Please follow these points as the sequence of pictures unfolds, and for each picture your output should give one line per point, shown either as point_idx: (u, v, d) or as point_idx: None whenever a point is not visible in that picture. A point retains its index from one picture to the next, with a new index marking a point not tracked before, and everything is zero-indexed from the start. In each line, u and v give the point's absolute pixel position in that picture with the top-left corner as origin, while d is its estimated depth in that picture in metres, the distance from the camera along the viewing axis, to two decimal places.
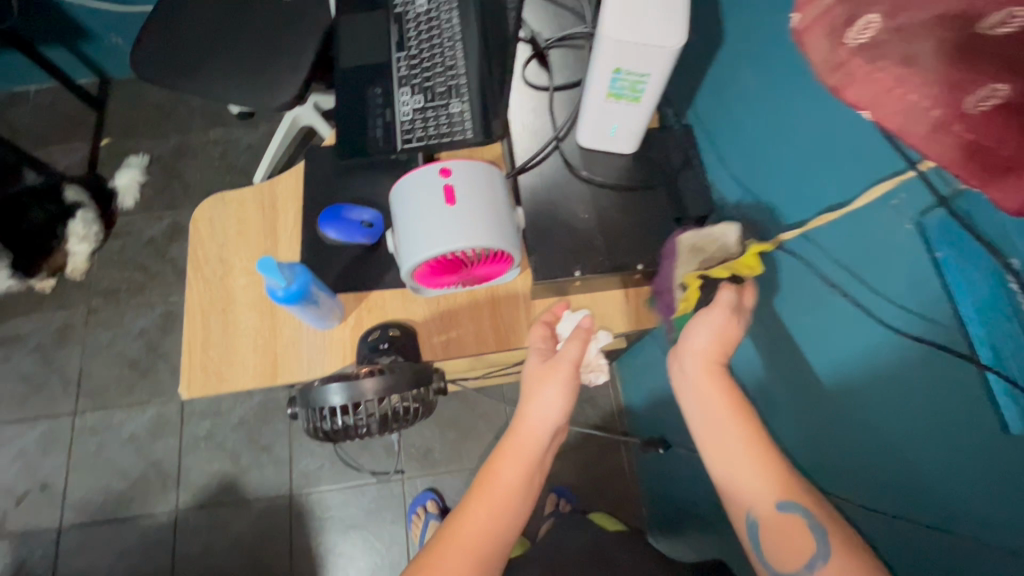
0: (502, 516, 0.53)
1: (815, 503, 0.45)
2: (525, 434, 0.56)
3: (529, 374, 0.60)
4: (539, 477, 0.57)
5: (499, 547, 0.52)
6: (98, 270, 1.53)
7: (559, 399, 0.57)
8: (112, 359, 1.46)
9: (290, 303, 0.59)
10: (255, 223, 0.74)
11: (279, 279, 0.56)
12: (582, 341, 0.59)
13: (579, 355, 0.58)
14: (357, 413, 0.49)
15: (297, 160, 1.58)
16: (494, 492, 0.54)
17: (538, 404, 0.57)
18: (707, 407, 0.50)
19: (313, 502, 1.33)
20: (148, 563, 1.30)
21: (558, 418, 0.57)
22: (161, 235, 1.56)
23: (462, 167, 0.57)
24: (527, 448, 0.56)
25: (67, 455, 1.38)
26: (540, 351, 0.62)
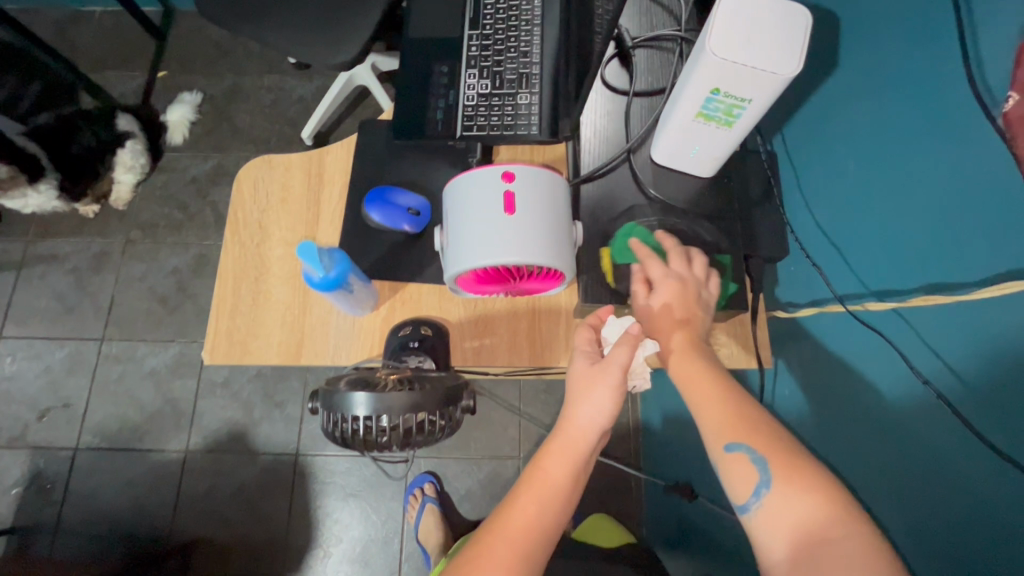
0: (551, 512, 0.50)
1: (762, 438, 0.43)
2: (573, 435, 0.52)
3: (572, 379, 0.54)
4: (585, 476, 0.53)
5: (546, 542, 0.49)
6: (141, 203, 1.54)
7: (608, 403, 0.51)
8: (143, 292, 1.48)
9: (326, 291, 0.56)
10: (299, 192, 0.71)
11: (317, 266, 0.53)
12: (631, 346, 0.52)
13: (628, 361, 0.51)
14: (376, 424, 0.46)
15: (347, 119, 1.54)
16: (544, 486, 0.50)
17: (585, 406, 0.52)
18: (676, 359, 0.50)
19: (316, 465, 1.34)
20: (153, 496, 1.34)
21: (606, 422, 0.52)
22: (204, 176, 1.56)
23: (526, 172, 0.52)
24: (576, 448, 0.52)
25: (90, 379, 1.42)
26: (586, 355, 0.55)
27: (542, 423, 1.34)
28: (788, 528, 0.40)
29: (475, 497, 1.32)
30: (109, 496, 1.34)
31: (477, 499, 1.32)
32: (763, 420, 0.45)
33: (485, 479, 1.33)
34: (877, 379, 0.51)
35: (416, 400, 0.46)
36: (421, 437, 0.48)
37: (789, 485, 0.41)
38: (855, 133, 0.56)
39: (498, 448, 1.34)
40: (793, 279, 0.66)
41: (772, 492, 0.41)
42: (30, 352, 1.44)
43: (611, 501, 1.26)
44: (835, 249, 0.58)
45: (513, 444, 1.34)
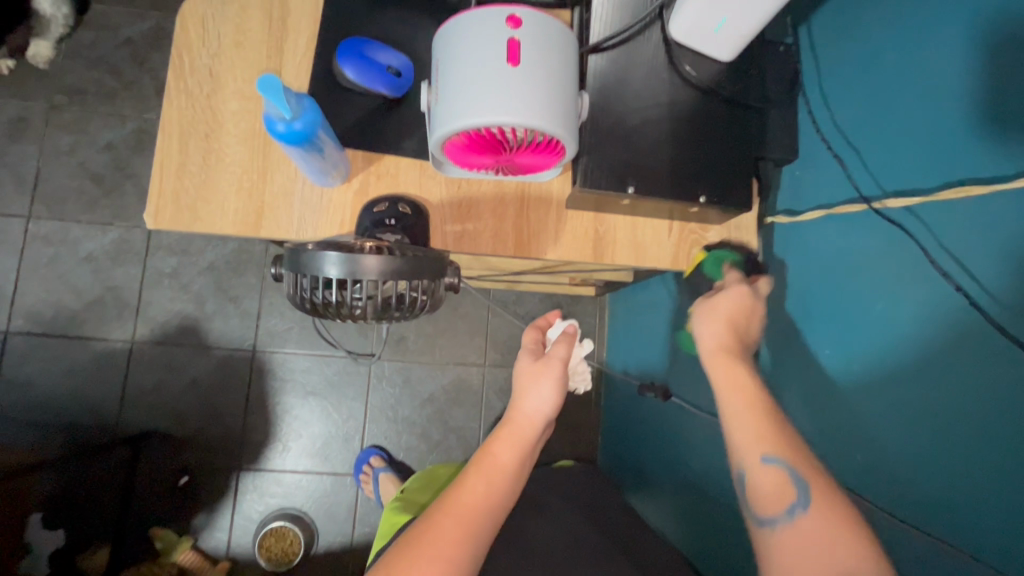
0: (497, 489, 0.55)
1: (801, 461, 0.47)
2: (520, 422, 0.60)
3: (518, 372, 0.63)
4: (527, 466, 0.60)
5: (493, 515, 0.54)
6: (66, 63, 1.34)
7: (551, 392, 0.61)
8: (75, 168, 1.32)
9: (290, 144, 0.49)
10: (257, 39, 0.60)
11: (283, 106, 0.45)
12: (568, 343, 0.65)
13: (566, 355, 0.63)
14: (346, 289, 0.42)
15: None
16: (492, 468, 0.56)
17: (532, 398, 0.60)
18: (724, 373, 0.53)
19: (275, 362, 1.30)
20: (96, 386, 1.27)
21: (549, 411, 0.61)
22: (142, 38, 1.36)
23: (535, 18, 0.46)
24: (522, 433, 0.59)
25: (17, 259, 1.29)
26: (529, 353, 0.66)
27: (509, 332, 1.34)
28: (811, 551, 0.43)
29: (438, 401, 1.33)
30: (46, 385, 1.26)
31: (440, 403, 1.33)
32: (804, 449, 0.48)
33: (449, 384, 1.33)
34: (881, 286, 0.51)
35: (391, 266, 0.42)
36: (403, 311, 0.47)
37: (821, 509, 0.44)
38: (903, 19, 0.51)
39: (464, 355, 1.33)
40: (795, 185, 0.64)
41: (806, 512, 0.44)
42: None
43: (569, 407, 1.31)
44: (853, 151, 0.56)
45: (480, 353, 1.34)
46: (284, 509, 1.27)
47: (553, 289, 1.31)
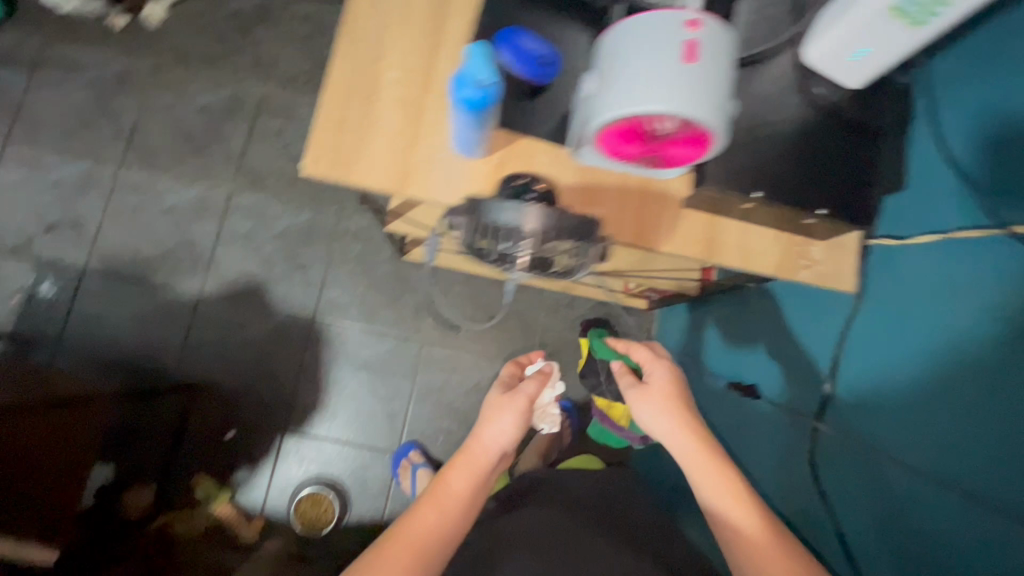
0: (448, 514, 0.66)
1: (779, 556, 0.58)
2: (477, 452, 0.71)
3: (486, 407, 0.75)
4: (484, 489, 0.70)
5: (446, 539, 0.64)
6: (173, 26, 1.42)
7: (509, 426, 0.72)
8: (170, 124, 1.39)
9: (474, 107, 0.53)
10: (420, 17, 0.65)
11: (483, 66, 0.52)
12: (536, 383, 0.78)
13: (531, 392, 0.75)
14: (511, 243, 0.56)
15: None
16: (446, 496, 0.67)
17: (491, 430, 0.72)
18: (701, 473, 0.66)
19: (331, 332, 1.34)
20: (159, 332, 1.31)
21: (505, 442, 0.72)
22: (248, 11, 1.44)
23: (711, 24, 0.51)
24: (478, 461, 0.70)
25: (105, 204, 1.35)
26: (499, 386, 0.79)
27: (559, 334, 1.38)
28: None
29: (482, 391, 1.35)
30: (114, 325, 1.31)
31: (484, 394, 1.35)
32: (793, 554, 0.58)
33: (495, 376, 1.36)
34: (981, 304, 0.60)
35: (549, 229, 0.55)
36: (565, 258, 0.59)
37: None
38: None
39: (513, 349, 1.37)
40: (904, 210, 0.72)
41: None
42: (37, 165, 1.35)
43: None
44: (972, 183, 0.64)
45: (529, 349, 1.37)
46: (322, 476, 1.30)
47: (609, 296, 1.35)
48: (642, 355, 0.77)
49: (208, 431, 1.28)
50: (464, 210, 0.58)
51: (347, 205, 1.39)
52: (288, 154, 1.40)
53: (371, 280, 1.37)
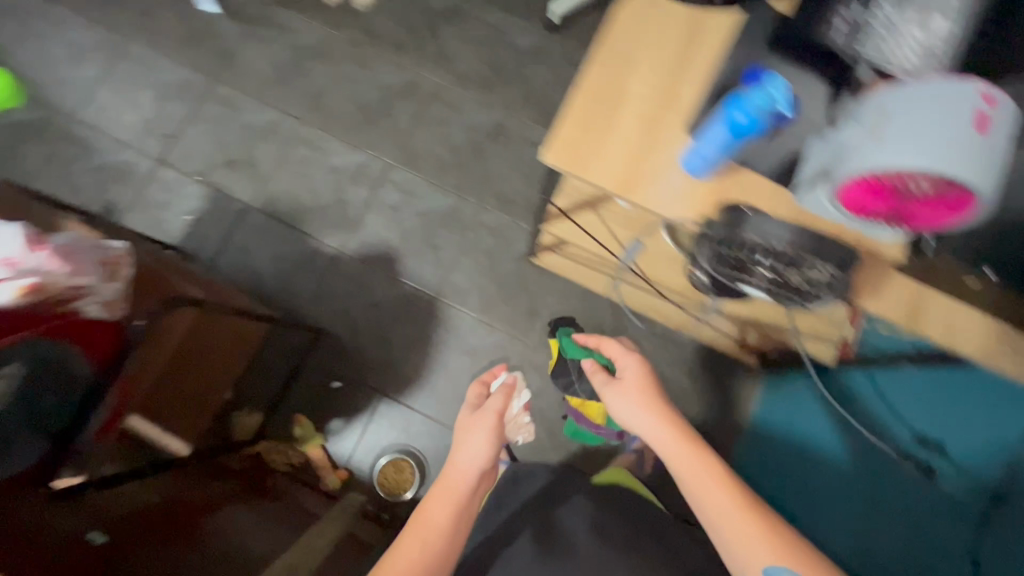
0: (432, 540, 0.79)
1: (774, 540, 0.65)
2: (454, 479, 0.85)
3: (459, 433, 0.92)
4: (463, 513, 0.83)
5: (434, 553, 0.78)
6: (375, 9, 1.56)
7: (479, 444, 0.88)
8: (351, 94, 1.52)
9: (753, 129, 0.61)
10: (673, 42, 0.70)
11: (778, 97, 0.59)
12: (503, 395, 0.94)
13: (498, 409, 0.91)
14: (762, 257, 0.66)
15: (594, 14, 1.55)
16: (426, 528, 0.80)
17: (463, 454, 0.88)
18: (680, 462, 0.74)
19: (447, 314, 1.41)
20: (297, 276, 1.42)
21: (474, 462, 0.87)
22: (442, 9, 1.57)
23: (1003, 104, 0.53)
24: (454, 488, 0.85)
25: (281, 152, 1.48)
26: (471, 408, 0.96)
27: (662, 370, 1.38)
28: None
29: None
30: (261, 260, 1.42)
31: None
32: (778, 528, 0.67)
33: None
34: None
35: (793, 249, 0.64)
36: (793, 287, 0.68)
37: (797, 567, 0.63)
38: None
39: None
40: None
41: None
42: (232, 106, 1.51)
43: None
44: None
45: None
46: (409, 446, 1.34)
47: (722, 342, 1.34)
48: (616, 349, 0.87)
49: (318, 376, 1.37)
50: (702, 244, 0.70)
51: (489, 200, 1.47)
52: (447, 142, 1.50)
53: (495, 274, 1.43)
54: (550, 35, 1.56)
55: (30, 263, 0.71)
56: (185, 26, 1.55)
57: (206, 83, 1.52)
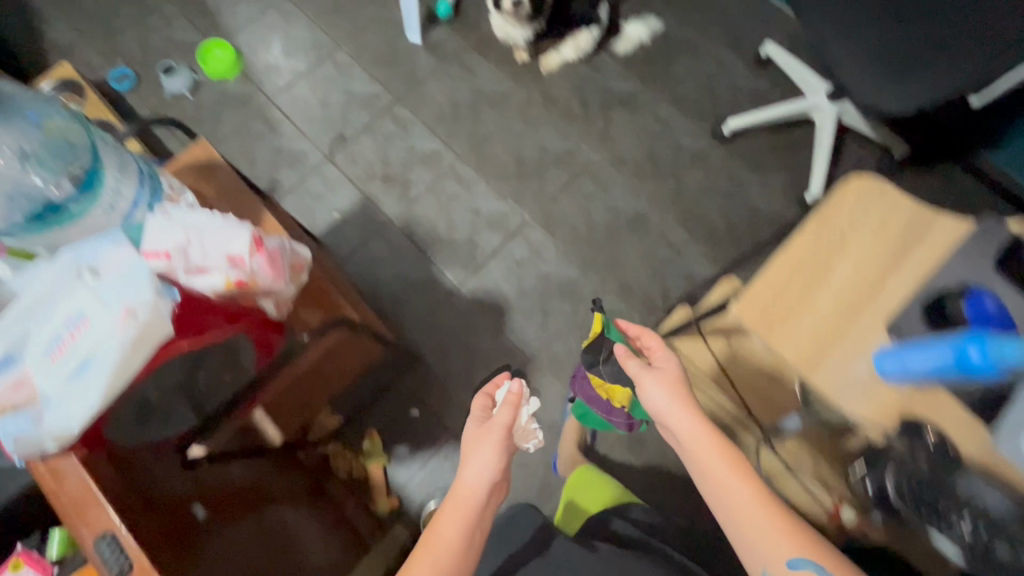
0: (447, 558, 0.70)
1: (807, 545, 0.65)
2: (464, 494, 0.75)
3: (467, 439, 0.80)
4: (480, 525, 0.74)
5: (461, 557, 0.71)
6: (557, 78, 1.65)
7: (490, 457, 0.77)
8: (512, 147, 1.60)
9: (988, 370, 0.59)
10: (891, 234, 0.69)
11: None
12: (510, 407, 0.81)
13: (507, 420, 0.79)
14: (958, 510, 0.61)
15: (765, 137, 1.57)
16: (436, 541, 0.72)
17: (472, 467, 0.76)
18: (703, 453, 0.73)
19: (538, 380, 1.41)
20: (412, 299, 1.48)
21: (487, 474, 0.76)
22: (619, 93, 1.64)
23: None
24: (466, 503, 0.74)
25: (433, 181, 1.57)
26: (476, 418, 0.84)
27: None
28: None
29: None
30: (384, 273, 1.50)
31: None
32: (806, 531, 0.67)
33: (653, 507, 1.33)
34: None
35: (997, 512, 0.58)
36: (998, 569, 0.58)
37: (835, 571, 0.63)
38: None
39: (683, 493, 1.34)
40: None
41: None
42: (404, 127, 1.62)
43: None
44: None
45: (699, 504, 1.32)
46: None
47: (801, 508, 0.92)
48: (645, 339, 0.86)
49: (400, 399, 1.40)
50: (886, 473, 0.68)
51: (609, 282, 1.48)
52: (586, 216, 1.54)
53: None
54: (716, 144, 1.58)
55: (251, 266, 0.68)
56: (388, 47, 1.70)
57: (389, 101, 1.65)
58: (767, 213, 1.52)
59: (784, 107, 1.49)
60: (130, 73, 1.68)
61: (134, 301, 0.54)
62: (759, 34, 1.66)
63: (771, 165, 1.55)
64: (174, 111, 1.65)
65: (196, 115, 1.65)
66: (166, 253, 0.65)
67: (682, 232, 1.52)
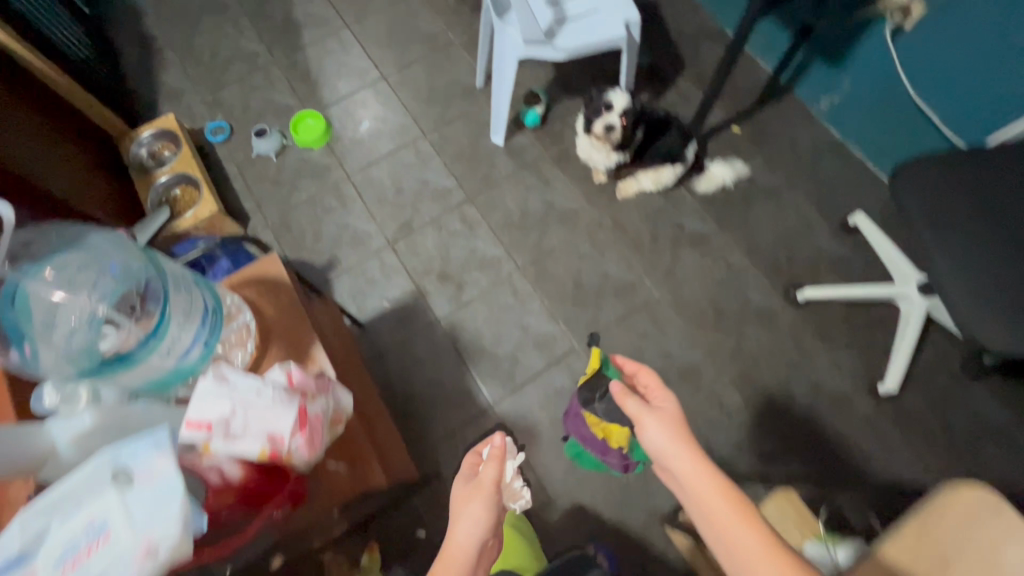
0: None
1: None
2: (455, 551, 0.81)
3: (456, 495, 0.89)
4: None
5: None
6: (631, 206, 1.63)
7: (481, 512, 0.84)
8: (573, 268, 1.57)
9: None
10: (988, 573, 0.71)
11: None
12: (496, 461, 0.89)
13: (494, 474, 0.88)
14: None
15: (839, 309, 1.48)
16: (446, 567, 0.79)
17: (463, 526, 0.83)
18: (699, 492, 0.76)
19: (555, 526, 1.32)
20: (442, 407, 1.43)
21: (478, 530, 0.83)
22: (692, 232, 1.59)
23: None
24: (457, 559, 0.80)
25: (488, 288, 1.55)
26: (465, 476, 0.93)
27: None
28: None
29: None
30: (420, 375, 1.47)
31: None
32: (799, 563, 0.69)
33: None
34: None
35: None
36: None
37: None
38: None
39: None
40: None
41: None
42: (470, 227, 1.62)
43: None
44: None
45: None
46: None
47: None
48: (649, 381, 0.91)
49: (405, 520, 1.34)
50: None
51: None
52: (637, 356, 1.47)
53: (621, 514, 1.33)
54: (786, 305, 1.50)
55: (290, 444, 0.65)
56: (470, 145, 1.72)
57: (460, 198, 1.66)
58: (832, 393, 1.41)
59: (865, 287, 1.41)
60: (225, 126, 1.76)
61: (161, 535, 0.51)
62: (849, 197, 1.60)
63: (843, 341, 1.45)
64: (256, 171, 1.71)
65: (276, 178, 1.70)
66: (208, 424, 0.63)
67: (735, 394, 1.42)
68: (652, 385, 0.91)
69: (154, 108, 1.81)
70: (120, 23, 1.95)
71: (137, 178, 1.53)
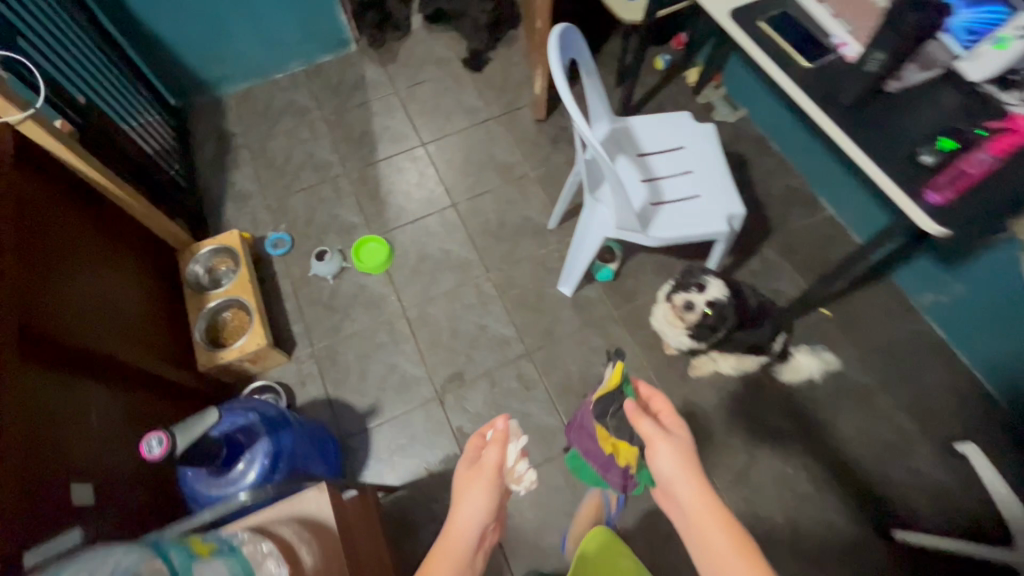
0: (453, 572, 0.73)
1: None
2: (455, 536, 0.76)
3: (458, 478, 0.83)
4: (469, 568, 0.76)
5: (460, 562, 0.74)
6: (703, 387, 1.48)
7: (483, 498, 0.79)
8: None
9: None
10: None
11: None
12: (499, 444, 0.83)
13: (497, 457, 0.82)
14: None
15: (937, 553, 1.29)
16: (449, 556, 0.74)
17: (465, 508, 0.78)
18: (695, 513, 0.69)
19: None
20: None
21: (479, 521, 0.78)
22: (769, 428, 1.43)
23: None
24: (457, 548, 0.75)
25: (539, 464, 1.41)
26: (466, 460, 0.85)
27: None
28: None
29: None
30: None
31: None
32: None
33: None
34: None
35: None
36: None
37: None
38: None
39: None
40: None
41: None
42: (526, 388, 1.50)
43: None
44: None
45: None
46: None
47: None
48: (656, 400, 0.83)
49: None
50: None
51: None
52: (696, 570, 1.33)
53: None
54: (874, 537, 1.32)
55: None
56: (535, 292, 1.62)
57: (518, 351, 1.54)
58: None
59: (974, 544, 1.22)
60: (286, 239, 1.70)
61: None
62: (954, 413, 1.42)
63: None
64: (311, 292, 1.63)
65: (330, 302, 1.62)
66: None
67: None
68: (655, 398, 0.85)
69: (219, 210, 1.79)
70: (201, 116, 1.97)
71: (189, 296, 1.46)
